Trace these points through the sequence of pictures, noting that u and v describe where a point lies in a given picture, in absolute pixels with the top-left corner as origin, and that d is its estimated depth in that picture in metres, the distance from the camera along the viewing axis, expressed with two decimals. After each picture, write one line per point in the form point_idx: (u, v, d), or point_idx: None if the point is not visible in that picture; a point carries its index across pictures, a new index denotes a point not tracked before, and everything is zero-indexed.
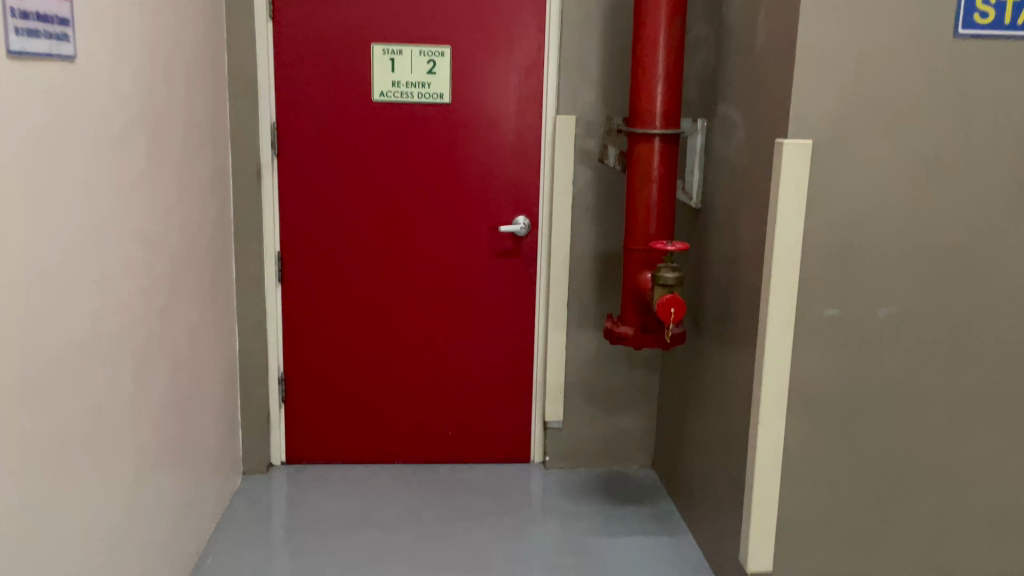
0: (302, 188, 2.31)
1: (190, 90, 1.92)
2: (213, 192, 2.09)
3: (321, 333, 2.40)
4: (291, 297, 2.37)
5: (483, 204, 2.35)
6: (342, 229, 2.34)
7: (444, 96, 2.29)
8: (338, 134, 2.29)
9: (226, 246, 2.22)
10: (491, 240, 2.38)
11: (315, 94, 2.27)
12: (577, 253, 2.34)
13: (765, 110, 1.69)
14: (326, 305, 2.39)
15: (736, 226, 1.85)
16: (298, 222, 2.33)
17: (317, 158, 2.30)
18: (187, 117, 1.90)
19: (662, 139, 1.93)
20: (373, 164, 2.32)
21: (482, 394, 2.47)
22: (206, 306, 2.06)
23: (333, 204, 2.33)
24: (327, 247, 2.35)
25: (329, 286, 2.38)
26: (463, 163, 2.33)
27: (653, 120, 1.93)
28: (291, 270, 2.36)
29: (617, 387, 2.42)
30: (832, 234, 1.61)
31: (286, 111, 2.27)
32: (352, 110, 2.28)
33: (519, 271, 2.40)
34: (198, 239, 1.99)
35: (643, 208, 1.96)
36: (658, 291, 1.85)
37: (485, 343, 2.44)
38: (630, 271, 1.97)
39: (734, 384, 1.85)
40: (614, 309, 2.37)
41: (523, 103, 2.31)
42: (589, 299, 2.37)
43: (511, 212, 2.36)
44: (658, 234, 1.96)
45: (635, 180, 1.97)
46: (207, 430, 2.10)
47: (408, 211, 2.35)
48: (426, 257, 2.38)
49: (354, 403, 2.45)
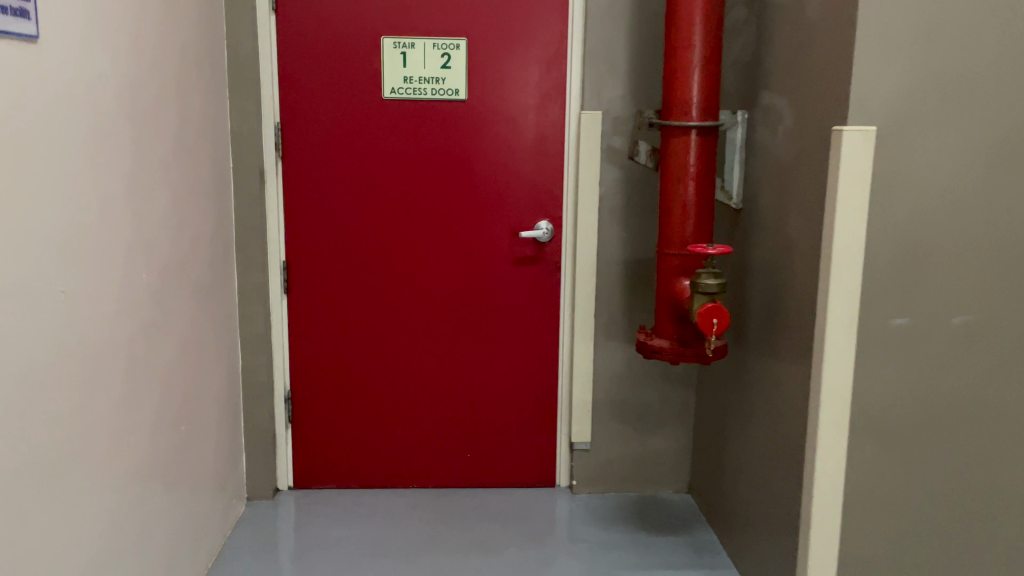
0: (309, 193, 2.16)
1: (182, 84, 1.77)
2: (210, 195, 1.94)
3: (330, 348, 2.24)
4: (298, 310, 2.21)
5: (502, 207, 2.19)
6: (352, 236, 2.18)
7: (460, 92, 2.13)
8: (346, 134, 2.14)
9: (227, 254, 2.07)
10: (512, 246, 2.20)
11: (321, 92, 2.11)
12: (605, 260, 2.17)
13: (818, 95, 1.51)
14: (336, 318, 2.22)
15: (783, 226, 1.67)
16: (305, 229, 2.17)
17: (324, 160, 2.15)
18: (178, 113, 1.74)
19: (700, 131, 1.76)
20: (384, 167, 2.16)
21: (503, 412, 2.29)
22: (201, 318, 1.90)
23: (342, 210, 2.17)
24: (336, 256, 2.19)
25: (338, 298, 2.22)
26: (481, 164, 2.17)
27: (689, 110, 1.75)
28: (298, 280, 2.20)
29: (648, 405, 2.23)
30: (897, 234, 1.43)
31: (291, 110, 2.12)
32: (361, 108, 2.13)
33: (541, 280, 2.22)
34: (191, 246, 1.83)
35: (679, 209, 1.78)
36: (698, 300, 1.66)
37: (506, 358, 2.26)
38: (666, 278, 1.79)
39: (784, 402, 1.66)
40: (644, 320, 2.19)
41: (545, 100, 2.14)
42: (618, 311, 2.19)
43: (532, 216, 2.19)
44: (697, 237, 1.78)
45: (670, 178, 1.79)
46: (205, 453, 1.93)
47: (423, 217, 2.18)
48: (442, 266, 2.21)
49: (365, 423, 2.28)
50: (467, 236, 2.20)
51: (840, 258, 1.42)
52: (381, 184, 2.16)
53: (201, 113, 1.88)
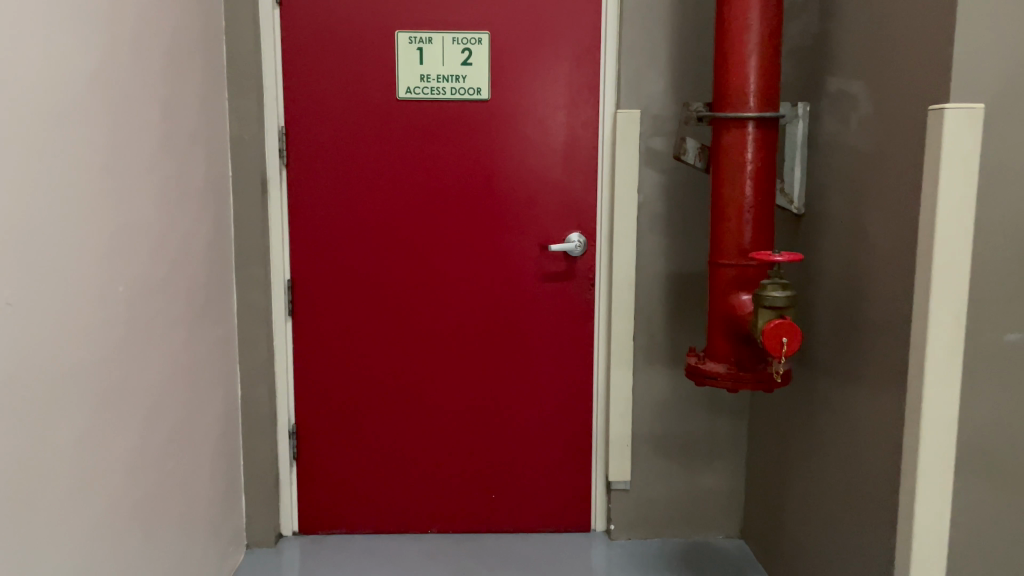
0: (316, 205, 1.95)
1: (171, 76, 1.57)
2: (204, 203, 1.74)
3: (340, 377, 2.02)
4: (304, 334, 2.00)
5: (530, 219, 1.97)
6: (365, 253, 1.97)
7: (481, 91, 1.93)
8: (358, 139, 1.94)
9: (225, 271, 1.86)
10: (541, 262, 1.99)
11: (329, 93, 1.92)
12: (645, 275, 1.94)
13: (905, 74, 1.29)
14: (347, 345, 2.01)
15: (860, 231, 1.44)
16: (312, 245, 1.97)
17: (333, 168, 1.94)
18: (165, 106, 1.54)
19: (758, 123, 1.54)
20: (400, 176, 1.95)
21: (532, 448, 2.05)
22: (192, 340, 1.68)
23: (354, 224, 1.96)
24: (348, 276, 1.98)
25: (349, 322, 2.00)
26: (506, 171, 1.96)
27: (745, 99, 1.54)
28: (304, 301, 1.99)
29: (695, 438, 1.99)
30: (1011, 232, 1.19)
31: (296, 113, 1.92)
32: (373, 110, 1.93)
33: (573, 299, 2.00)
34: (182, 259, 1.62)
35: (735, 213, 1.55)
36: (764, 316, 1.42)
37: (535, 387, 2.03)
38: (721, 292, 1.56)
39: (867, 435, 1.42)
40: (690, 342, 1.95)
41: (575, 99, 1.94)
42: (660, 332, 1.95)
43: (563, 228, 1.98)
44: (756, 245, 1.55)
45: (723, 178, 1.57)
46: (197, 494, 1.71)
47: (443, 231, 1.97)
48: (464, 286, 1.99)
49: (378, 461, 2.05)
50: (492, 252, 1.98)
51: (943, 261, 1.18)
52: (397, 196, 1.96)
53: (195, 111, 1.69)
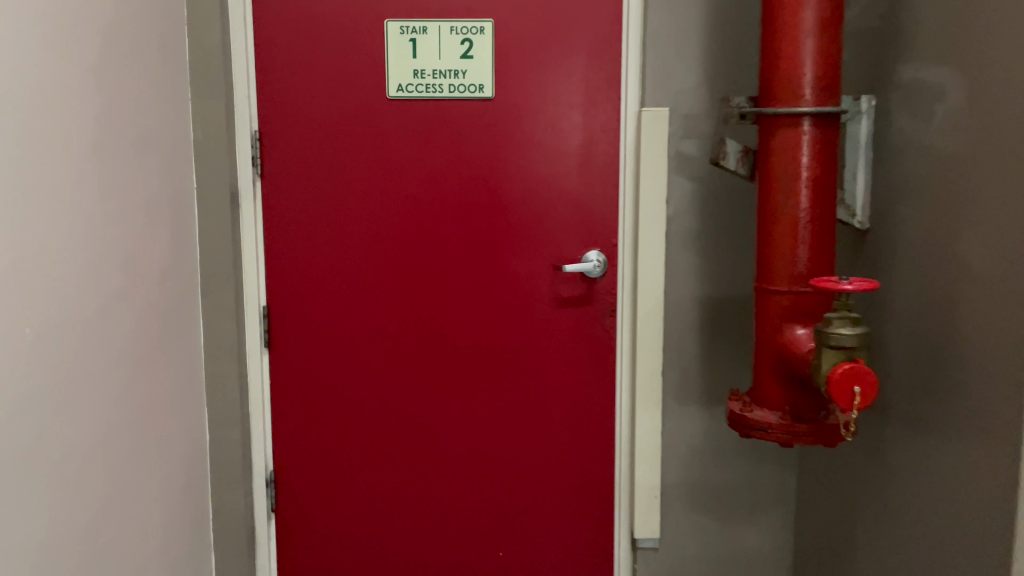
0: (296, 221, 1.70)
1: (108, 67, 1.31)
2: (159, 219, 1.48)
3: (326, 418, 1.76)
4: (283, 369, 1.74)
5: (542, 236, 1.71)
6: (354, 277, 1.72)
7: (483, 88, 1.67)
8: (343, 145, 1.69)
9: (188, 298, 1.60)
10: (554, 284, 1.72)
11: (309, 92, 1.67)
12: (676, 300, 1.67)
13: (1013, 55, 1.01)
14: (334, 382, 1.75)
15: (953, 253, 1.16)
16: (291, 268, 1.71)
17: (314, 180, 1.69)
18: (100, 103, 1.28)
19: (815, 119, 1.27)
20: (393, 188, 1.70)
21: (544, 499, 1.78)
22: (145, 380, 1.43)
23: (341, 243, 1.71)
24: (334, 303, 1.73)
25: (336, 356, 1.74)
26: (513, 180, 1.70)
27: (800, 92, 1.27)
28: (282, 332, 1.73)
29: (734, 488, 1.71)
30: None
31: (270, 115, 1.67)
32: (360, 112, 1.68)
33: (591, 327, 1.73)
34: (128, 285, 1.37)
35: (789, 230, 1.28)
36: (829, 358, 1.14)
37: (549, 429, 1.76)
38: (772, 326, 1.30)
39: (963, 507, 1.14)
40: (728, 378, 1.68)
41: (593, 96, 1.68)
42: (694, 365, 1.68)
43: (579, 246, 1.71)
44: (814, 269, 1.28)
45: (772, 187, 1.30)
46: (151, 563, 1.44)
47: (442, 251, 1.72)
48: (467, 315, 1.73)
49: (368, 514, 1.79)
50: (499, 275, 1.72)
51: None
52: (389, 212, 1.70)
53: (145, 110, 1.44)
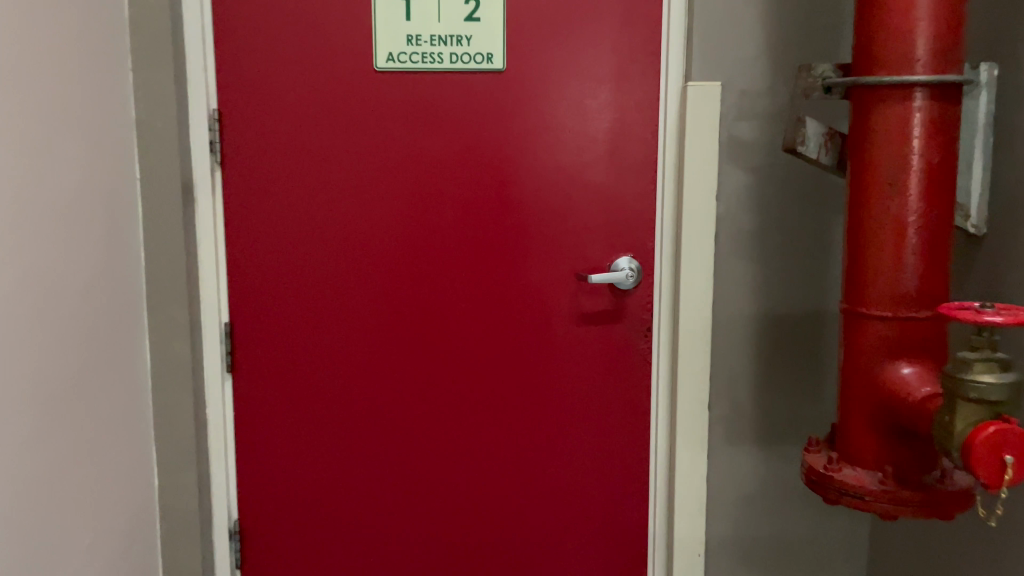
0: (265, 220, 1.40)
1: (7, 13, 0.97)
2: (78, 225, 1.15)
3: (303, 456, 1.47)
4: (250, 399, 1.45)
5: (562, 240, 1.42)
6: (335, 289, 1.42)
7: (492, 58, 1.37)
8: (320, 128, 1.38)
9: (126, 314, 1.29)
10: (577, 297, 1.43)
11: (279, 62, 1.36)
12: (725, 320, 1.37)
13: None
14: (312, 415, 1.46)
15: None
16: (260, 278, 1.42)
17: (287, 170, 1.39)
18: None
19: (932, 91, 0.97)
20: (383, 181, 1.40)
21: (564, 553, 1.50)
22: (58, 436, 1.09)
23: (320, 248, 1.41)
24: (312, 320, 1.43)
25: (313, 384, 1.45)
26: (528, 172, 1.40)
27: (912, 56, 0.97)
28: (248, 355, 1.43)
29: (791, 541, 1.44)
30: None
31: (232, 90, 1.37)
32: (341, 86, 1.37)
33: (621, 348, 1.45)
34: (34, 304, 1.04)
35: (893, 237, 0.99)
36: (964, 413, 0.85)
37: (570, 470, 1.48)
38: (868, 361, 1.01)
39: None
40: (786, 412, 1.41)
41: (626, 69, 1.38)
42: (746, 397, 1.40)
43: (607, 251, 1.42)
44: (925, 289, 0.98)
45: (869, 182, 1.00)
46: None
47: (443, 258, 1.42)
48: (472, 334, 1.44)
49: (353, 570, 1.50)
50: (511, 286, 1.43)
51: None
52: (378, 210, 1.41)
53: (58, 78, 1.10)
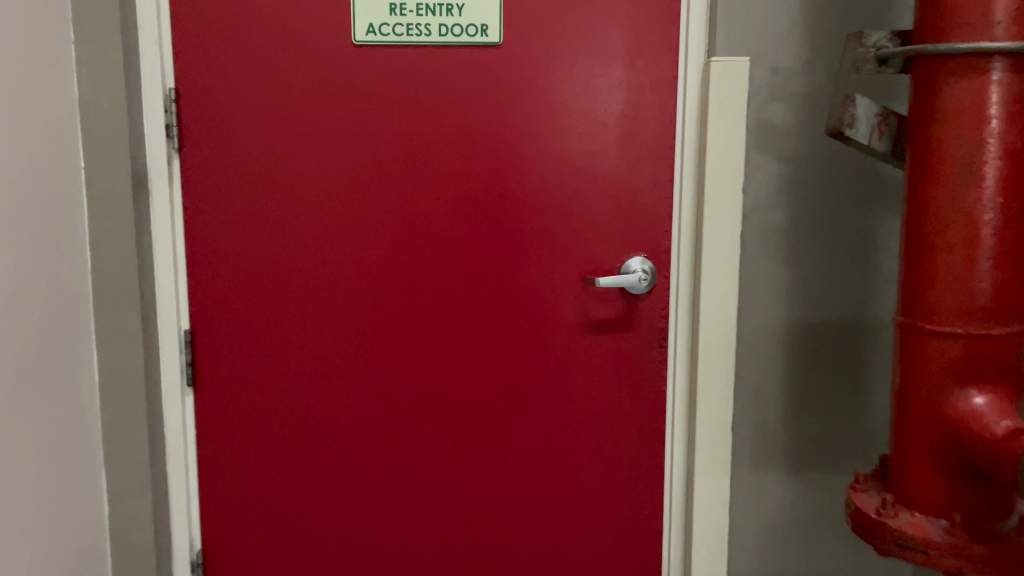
0: (229, 214, 1.24)
1: None
2: (2, 213, 0.96)
3: (274, 479, 1.31)
4: (215, 415, 1.29)
5: (566, 238, 1.25)
6: (312, 293, 1.26)
7: (486, 30, 1.20)
8: (293, 109, 1.22)
9: (67, 323, 1.12)
10: (582, 303, 1.27)
11: (244, 34, 1.20)
12: (751, 330, 1.22)
13: None
14: (285, 433, 1.30)
15: None
16: (225, 280, 1.25)
17: (254, 157, 1.23)
18: None
19: (1013, 62, 0.79)
20: (364, 171, 1.23)
21: None
22: None
23: (292, 246, 1.25)
24: (285, 327, 1.27)
25: (287, 398, 1.29)
26: (529, 161, 1.24)
27: (990, 13, 0.79)
28: (212, 366, 1.27)
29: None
30: None
31: (192, 67, 1.20)
32: (316, 62, 1.21)
33: (632, 360, 1.28)
34: None
35: (963, 238, 0.82)
36: None
37: (574, 496, 1.32)
38: (930, 388, 0.84)
39: None
40: (819, 433, 1.25)
41: (639, 44, 1.21)
42: (773, 416, 1.24)
43: (617, 250, 1.26)
44: (1002, 301, 0.81)
45: (934, 173, 0.84)
46: None
47: (433, 258, 1.26)
48: (465, 344, 1.28)
49: None
50: (508, 291, 1.26)
51: None
52: (359, 204, 1.24)
53: None
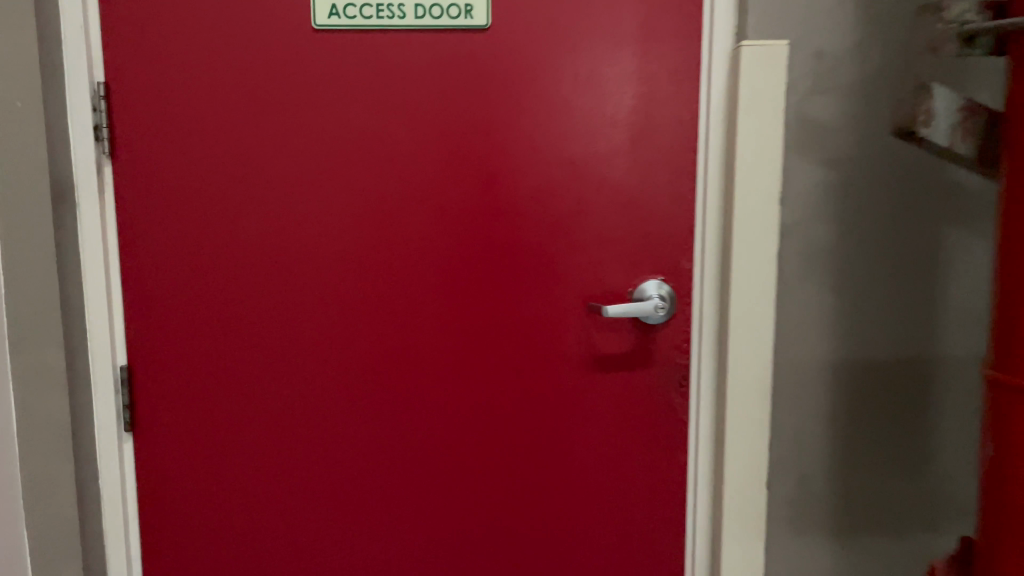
0: (171, 230, 1.06)
1: None
2: None
3: (230, 535, 1.13)
4: (159, 462, 1.11)
5: (569, 257, 1.06)
6: (272, 323, 1.08)
7: (470, 11, 1.01)
8: (244, 107, 1.03)
9: None
10: (587, 332, 1.08)
11: (184, 18, 1.01)
12: (790, 367, 1.05)
13: None
14: (242, 486, 1.12)
15: None
16: (168, 307, 1.07)
17: (200, 164, 1.04)
18: None
19: None
20: (330, 180, 1.05)
21: None
22: None
23: (246, 267, 1.07)
24: (240, 362, 1.09)
25: (243, 443, 1.11)
26: (523, 168, 1.04)
27: None
28: (155, 406, 1.09)
29: None
30: None
31: (125, 57, 1.02)
32: (270, 51, 1.02)
33: (645, 399, 1.10)
34: None
35: None
36: None
37: (578, 557, 1.14)
38: None
39: None
40: (872, 481, 1.08)
41: (653, 26, 1.02)
42: (818, 462, 1.07)
43: (628, 272, 1.07)
44: None
45: None
46: None
47: (414, 282, 1.07)
48: (452, 381, 1.09)
49: None
50: (501, 318, 1.08)
51: None
52: (324, 218, 1.06)
53: None
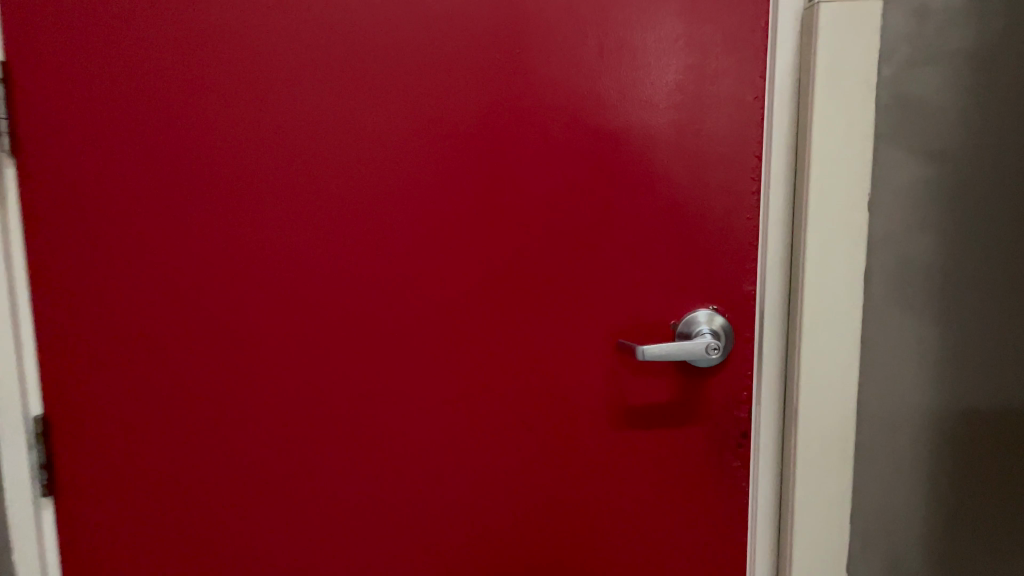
0: (93, 248, 0.84)
1: None
2: None
3: None
4: (87, 531, 0.90)
5: (594, 279, 0.84)
6: (224, 364, 0.86)
7: None
8: (181, 94, 0.81)
9: None
10: (617, 372, 0.86)
11: None
12: (877, 415, 0.82)
13: None
14: (193, 559, 0.90)
15: None
16: (92, 343, 0.86)
17: (127, 164, 0.83)
18: None
19: None
20: (293, 184, 0.83)
21: None
22: None
23: (189, 294, 0.85)
24: (185, 411, 0.87)
25: (191, 507, 0.89)
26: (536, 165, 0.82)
27: None
28: (81, 463, 0.88)
29: None
30: None
31: (27, 32, 0.81)
32: (214, 21, 0.80)
33: (690, 455, 0.87)
34: None
35: None
36: None
37: None
38: None
39: None
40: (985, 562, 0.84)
41: None
42: (912, 533, 0.85)
43: (670, 299, 0.84)
44: None
45: None
46: None
47: (399, 311, 0.85)
48: (449, 432, 0.87)
49: None
50: (508, 354, 0.86)
51: None
52: (284, 231, 0.84)
53: None
